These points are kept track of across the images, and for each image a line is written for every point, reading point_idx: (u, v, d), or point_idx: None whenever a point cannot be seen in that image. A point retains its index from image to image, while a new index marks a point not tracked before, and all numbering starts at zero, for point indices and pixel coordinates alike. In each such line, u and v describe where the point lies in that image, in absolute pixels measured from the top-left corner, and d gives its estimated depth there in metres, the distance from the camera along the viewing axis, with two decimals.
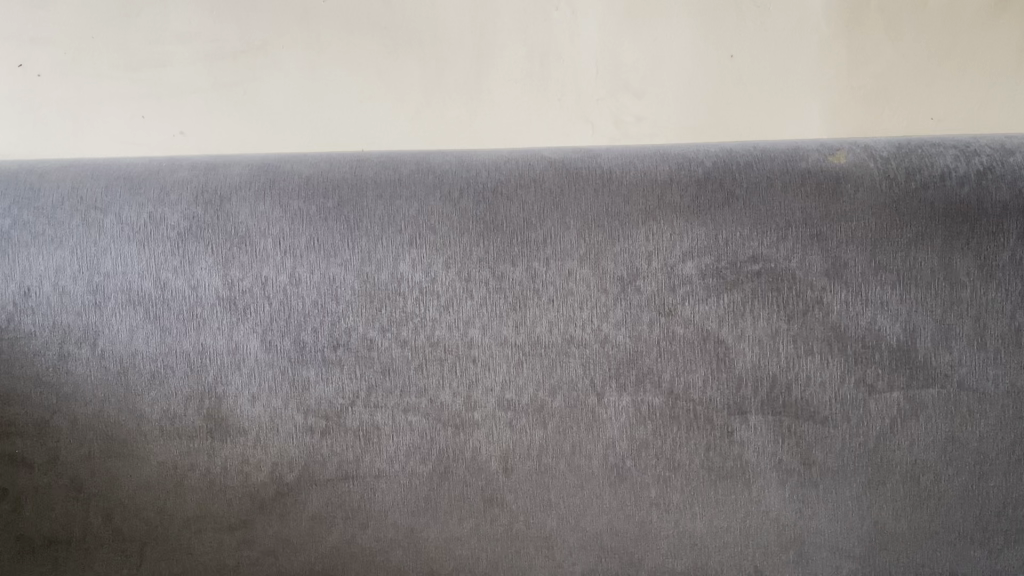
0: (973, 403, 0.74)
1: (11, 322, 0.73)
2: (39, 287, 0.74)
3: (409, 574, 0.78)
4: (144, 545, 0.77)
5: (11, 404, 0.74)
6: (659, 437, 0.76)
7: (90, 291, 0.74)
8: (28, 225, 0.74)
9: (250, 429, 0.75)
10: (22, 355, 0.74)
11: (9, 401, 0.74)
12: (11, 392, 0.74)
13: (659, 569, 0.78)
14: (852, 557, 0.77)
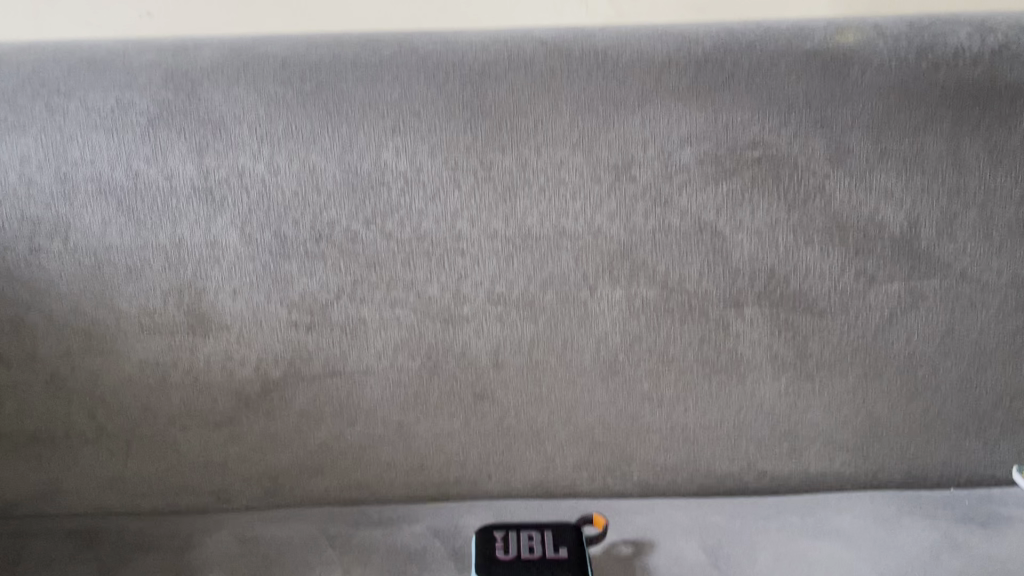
0: (975, 294, 0.73)
1: None
2: (3, 177, 0.69)
3: (399, 468, 0.78)
4: (128, 443, 0.76)
5: None
6: (652, 331, 0.74)
7: (58, 181, 0.69)
8: None
9: (232, 325, 0.73)
10: None
11: None
12: None
13: (650, 462, 0.78)
14: (844, 449, 0.77)
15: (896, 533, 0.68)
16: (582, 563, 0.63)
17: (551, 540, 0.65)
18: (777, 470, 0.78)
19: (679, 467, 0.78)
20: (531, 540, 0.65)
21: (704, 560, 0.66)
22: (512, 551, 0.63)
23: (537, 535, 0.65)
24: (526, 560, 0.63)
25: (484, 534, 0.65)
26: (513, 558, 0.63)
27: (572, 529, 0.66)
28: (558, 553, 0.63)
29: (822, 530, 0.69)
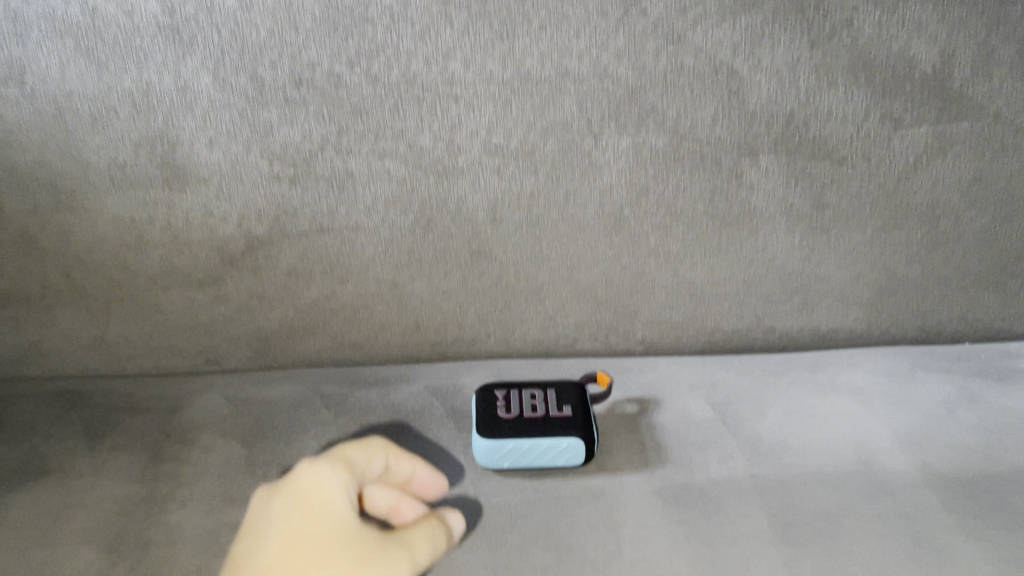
0: (1009, 138, 0.67)
1: None
2: None
3: (393, 327, 0.74)
4: (110, 304, 0.72)
5: None
6: (661, 182, 0.68)
7: (7, 18, 0.60)
8: None
9: (211, 178, 0.66)
10: None
11: None
12: None
13: (655, 319, 0.75)
14: (856, 304, 0.74)
15: (910, 388, 0.66)
16: (587, 423, 0.60)
17: (554, 398, 0.62)
18: (786, 325, 0.75)
19: (685, 324, 0.75)
20: (533, 399, 0.62)
21: (712, 417, 0.64)
22: (513, 410, 0.60)
23: (540, 393, 0.62)
24: (528, 420, 0.60)
25: (484, 392, 0.62)
26: (514, 418, 0.60)
27: (576, 386, 0.63)
28: (562, 412, 0.61)
29: (833, 386, 0.67)
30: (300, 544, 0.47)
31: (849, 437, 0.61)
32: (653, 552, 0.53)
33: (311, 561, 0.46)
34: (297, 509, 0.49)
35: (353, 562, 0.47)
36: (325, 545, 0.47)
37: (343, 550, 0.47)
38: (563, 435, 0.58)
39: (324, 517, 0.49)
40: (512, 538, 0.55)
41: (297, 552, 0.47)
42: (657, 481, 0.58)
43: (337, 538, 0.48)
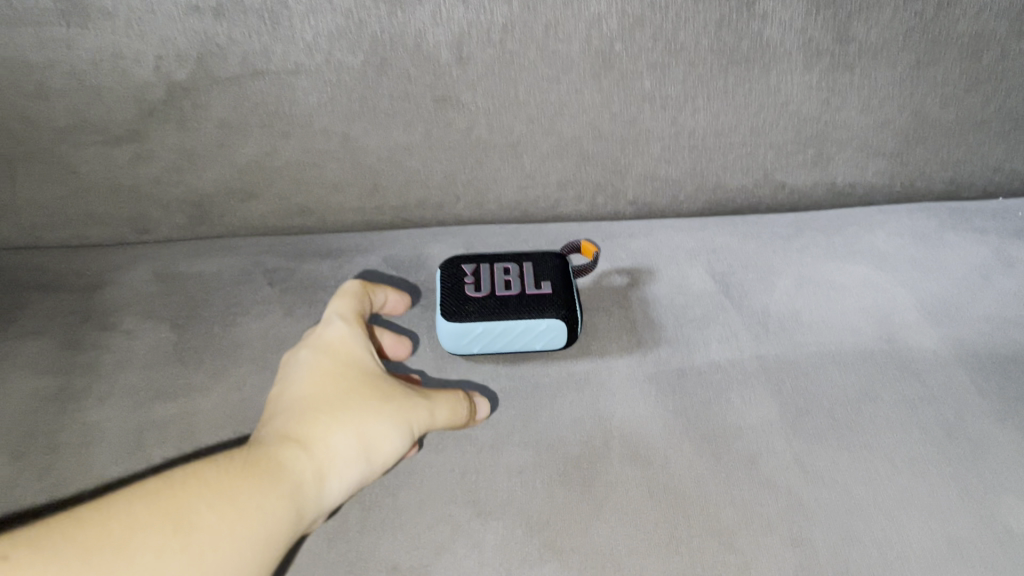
0: None
1: None
2: None
3: (347, 190, 0.64)
4: (9, 165, 0.61)
5: None
6: (657, 11, 0.56)
7: None
8: None
9: (117, 11, 0.54)
10: None
11: None
12: None
13: (649, 177, 0.65)
14: (879, 155, 0.64)
15: (938, 251, 0.58)
16: (570, 301, 0.52)
17: (532, 273, 0.54)
18: (798, 181, 0.65)
19: (684, 182, 0.65)
20: (507, 275, 0.53)
21: (713, 288, 0.56)
22: (484, 289, 0.52)
23: (514, 270, 0.54)
24: (503, 301, 0.52)
25: (448, 270, 0.54)
26: (486, 299, 0.52)
27: (555, 260, 0.55)
28: (541, 289, 0.52)
29: (851, 251, 0.58)
30: (331, 375, 0.44)
31: (870, 309, 0.54)
32: (646, 447, 0.46)
33: (343, 388, 0.43)
34: (322, 350, 0.46)
35: (383, 392, 0.44)
36: (356, 374, 0.45)
37: (375, 382, 0.44)
38: (544, 315, 0.50)
39: (347, 354, 0.46)
40: (485, 435, 0.47)
41: (331, 381, 0.44)
42: (650, 365, 0.51)
43: (367, 373, 0.45)
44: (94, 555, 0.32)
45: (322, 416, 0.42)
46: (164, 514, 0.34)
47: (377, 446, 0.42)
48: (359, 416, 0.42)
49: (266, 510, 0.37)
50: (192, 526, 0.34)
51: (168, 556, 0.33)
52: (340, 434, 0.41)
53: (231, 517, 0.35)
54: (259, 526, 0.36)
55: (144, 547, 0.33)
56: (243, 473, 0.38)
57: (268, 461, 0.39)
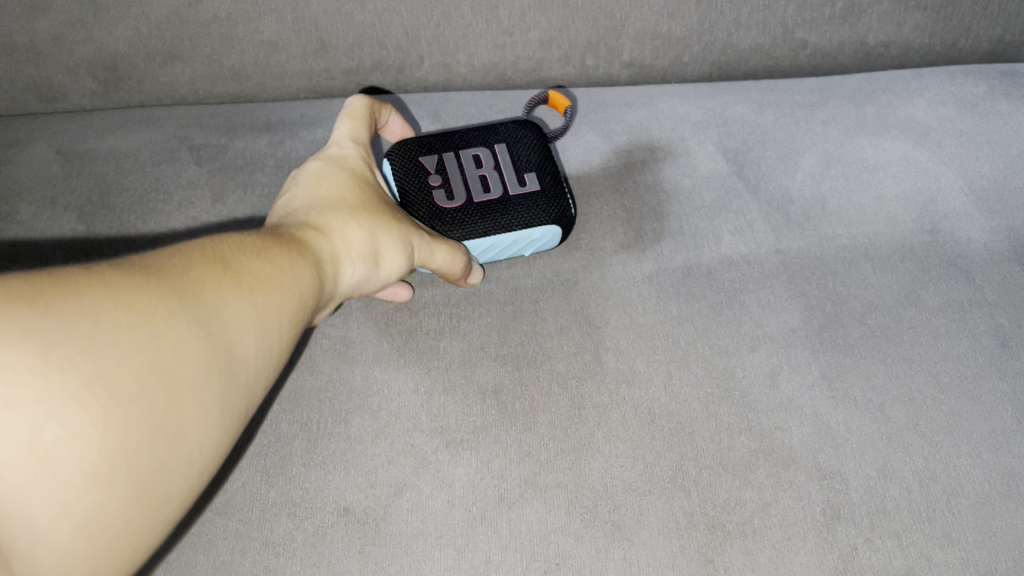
0: None
1: None
2: None
3: (289, 51, 0.54)
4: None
5: None
6: None
7: None
8: None
9: None
10: None
11: None
12: None
13: (648, 35, 0.55)
14: (919, 8, 0.54)
15: (988, 124, 0.49)
16: (560, 195, 0.44)
17: (511, 167, 0.45)
18: (822, 41, 0.55)
19: (689, 42, 0.55)
20: (482, 171, 0.44)
21: (723, 169, 0.47)
22: (459, 197, 0.43)
23: (486, 160, 0.45)
24: (485, 208, 0.43)
25: (408, 164, 0.44)
26: (463, 209, 0.43)
27: (531, 139, 0.46)
28: (526, 186, 0.44)
29: (885, 124, 0.49)
30: (347, 183, 0.38)
31: (908, 194, 0.45)
32: (645, 364, 0.39)
33: (360, 196, 0.37)
34: (330, 159, 0.39)
35: (399, 216, 0.38)
36: (368, 190, 0.38)
37: (387, 203, 0.38)
38: (537, 222, 0.42)
39: (359, 170, 0.39)
40: (454, 349, 0.40)
41: (349, 188, 0.37)
42: (650, 263, 0.43)
43: (380, 193, 0.39)
44: (171, 270, 0.25)
45: (344, 212, 0.35)
46: (211, 251, 0.27)
47: (391, 260, 0.36)
48: (377, 220, 0.36)
49: (307, 274, 0.30)
50: (252, 266, 0.28)
51: (233, 286, 0.26)
52: (360, 228, 0.35)
53: (282, 270, 0.29)
54: (303, 285, 0.29)
55: (211, 272, 0.26)
56: (271, 238, 0.31)
57: (293, 235, 0.32)
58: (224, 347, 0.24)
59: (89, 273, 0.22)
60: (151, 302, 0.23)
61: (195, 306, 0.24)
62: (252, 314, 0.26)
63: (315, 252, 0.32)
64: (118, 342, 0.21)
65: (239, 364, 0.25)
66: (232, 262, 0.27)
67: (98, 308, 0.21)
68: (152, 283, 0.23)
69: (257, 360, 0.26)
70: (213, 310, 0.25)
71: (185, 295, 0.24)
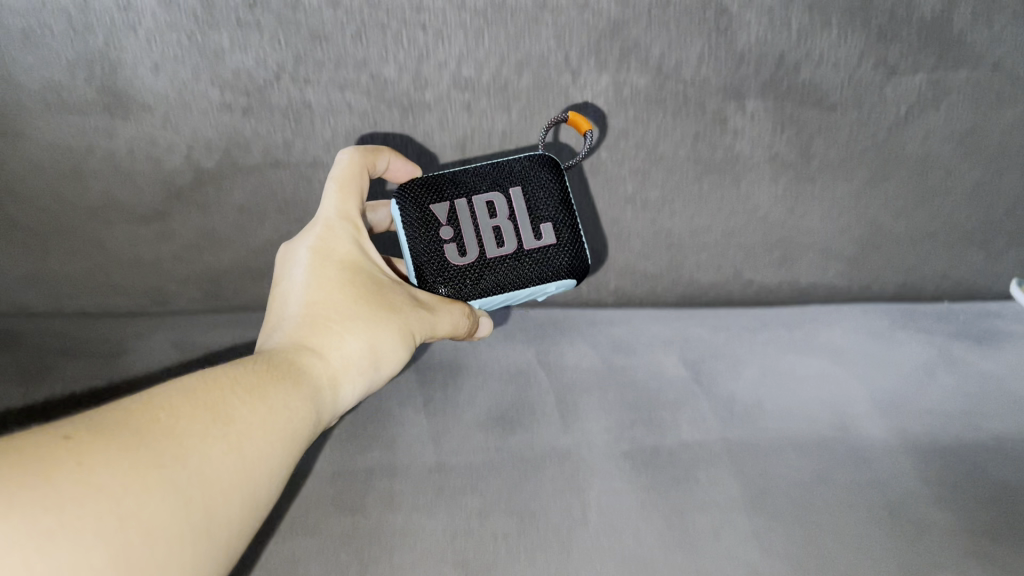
0: (1007, 86, 0.65)
1: None
2: None
3: None
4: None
5: None
6: (641, 125, 0.65)
7: None
8: None
9: (155, 106, 0.62)
10: None
11: None
12: None
13: (629, 270, 0.70)
14: (838, 259, 0.70)
15: (890, 348, 0.64)
16: (571, 245, 0.57)
17: (525, 219, 0.56)
18: (764, 278, 0.71)
19: (661, 276, 0.71)
20: (495, 224, 0.56)
21: (685, 375, 0.61)
22: (472, 254, 0.55)
23: (500, 208, 0.56)
24: (503, 262, 0.56)
25: (424, 222, 0.55)
26: (477, 263, 0.56)
27: (548, 184, 0.57)
28: (545, 238, 0.56)
29: (811, 345, 0.64)
30: (341, 285, 0.52)
31: (828, 401, 0.59)
32: (620, 521, 0.51)
33: (352, 296, 0.52)
34: (321, 252, 0.54)
35: (387, 304, 0.53)
36: (359, 283, 0.53)
37: (375, 290, 0.53)
38: (555, 278, 0.57)
39: (347, 259, 0.54)
40: (474, 503, 0.52)
41: (336, 294, 0.52)
42: (625, 443, 0.56)
43: (369, 280, 0.54)
44: (147, 435, 0.36)
45: (336, 327, 0.50)
46: (200, 401, 0.39)
47: (384, 350, 0.51)
48: (369, 322, 0.51)
49: (296, 403, 0.44)
50: (229, 416, 0.40)
51: (218, 443, 0.38)
52: (354, 337, 0.50)
53: (263, 419, 0.41)
54: (287, 424, 0.43)
55: (200, 430, 0.38)
56: (278, 368, 0.45)
57: (298, 363, 0.47)
58: (191, 492, 0.35)
59: (85, 455, 0.33)
60: (131, 481, 0.33)
61: (174, 474, 0.35)
62: (223, 459, 0.38)
63: (311, 376, 0.47)
64: (90, 509, 0.31)
65: (210, 500, 0.36)
66: (216, 414, 0.39)
67: (76, 479, 0.32)
68: (136, 458, 0.34)
69: (232, 501, 0.38)
70: (183, 463, 0.36)
71: (155, 459, 0.35)
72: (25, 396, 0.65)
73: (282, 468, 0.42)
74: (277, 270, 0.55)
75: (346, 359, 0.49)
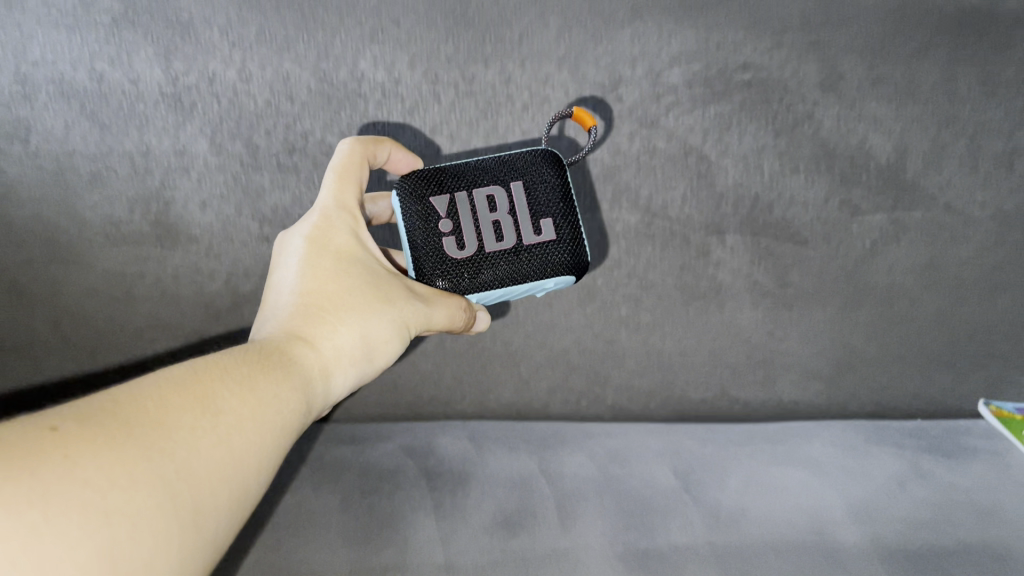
0: (960, 226, 0.73)
1: None
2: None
3: (369, 388, 0.76)
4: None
5: None
6: (632, 256, 0.73)
7: (55, 79, 0.70)
8: None
9: (201, 237, 0.71)
10: None
11: None
12: None
13: (625, 387, 0.76)
14: (817, 378, 0.76)
15: (865, 461, 0.69)
16: (570, 241, 0.58)
17: (525, 215, 0.57)
18: (750, 396, 0.76)
19: (655, 392, 0.76)
20: (495, 219, 0.57)
21: (675, 483, 0.66)
22: (472, 248, 0.56)
23: (500, 203, 0.57)
24: (503, 257, 0.57)
25: (424, 216, 0.56)
26: (476, 257, 0.56)
27: (547, 184, 0.58)
28: (544, 234, 0.57)
29: (791, 457, 0.69)
30: (336, 277, 0.54)
31: (807, 508, 0.64)
32: None
33: (347, 288, 0.53)
34: (317, 242, 0.55)
35: (382, 296, 0.54)
36: (353, 274, 0.54)
37: (371, 283, 0.54)
38: (553, 273, 0.57)
39: (342, 251, 0.55)
40: None
41: (329, 284, 0.53)
42: (619, 544, 0.61)
43: (365, 270, 0.55)
44: (135, 429, 0.35)
45: (329, 321, 0.51)
46: (190, 392, 0.39)
47: (377, 339, 0.53)
48: (362, 314, 0.53)
49: (287, 395, 0.44)
50: (219, 409, 0.40)
51: (206, 433, 0.38)
52: (346, 330, 0.51)
53: (253, 408, 0.42)
54: (277, 413, 0.43)
55: (188, 420, 0.38)
56: (267, 360, 0.46)
57: (289, 354, 0.48)
58: (180, 486, 0.35)
59: (67, 447, 0.32)
60: (119, 476, 0.32)
61: (162, 466, 0.35)
62: (211, 451, 0.37)
63: (301, 365, 0.48)
64: (78, 506, 0.31)
65: (199, 496, 0.36)
66: (206, 406, 0.39)
67: (64, 474, 0.31)
68: (122, 451, 0.33)
69: (220, 492, 0.37)
70: (172, 457, 0.35)
71: (143, 451, 0.34)
72: (32, 408, 0.72)
73: (271, 459, 0.42)
74: (273, 262, 0.57)
75: (338, 348, 0.51)
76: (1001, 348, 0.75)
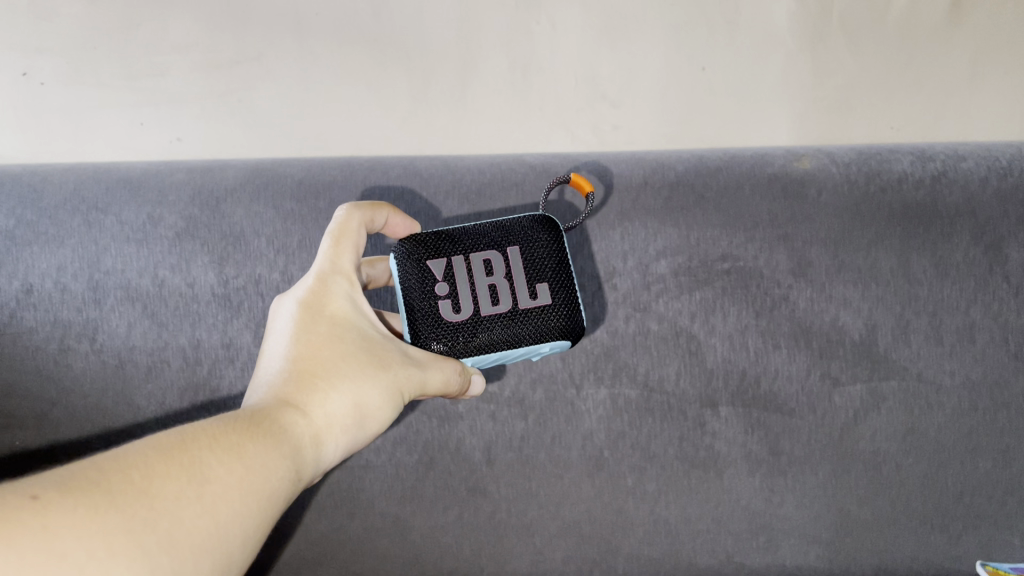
0: (932, 394, 0.79)
1: (36, 321, 0.79)
2: (73, 283, 0.80)
3: (394, 562, 0.81)
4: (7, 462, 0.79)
5: (31, 402, 0.79)
6: (634, 428, 0.79)
7: (123, 285, 0.80)
8: (51, 235, 0.81)
9: None
10: (39, 352, 0.79)
11: (26, 398, 0.79)
12: (27, 389, 0.79)
13: (635, 555, 0.81)
14: (817, 542, 0.81)
15: None
16: (566, 306, 0.67)
17: (522, 283, 0.66)
18: (755, 562, 0.81)
19: (664, 560, 0.81)
20: (494, 286, 0.66)
21: None
22: (468, 312, 0.65)
23: (497, 268, 0.66)
24: (499, 320, 0.65)
25: (425, 279, 0.66)
26: (473, 320, 0.65)
27: (543, 256, 0.68)
28: (539, 298, 0.66)
29: None
30: (330, 344, 0.60)
31: None
32: None
33: (340, 355, 0.60)
34: (312, 307, 0.62)
35: (371, 367, 0.60)
36: (346, 341, 0.61)
37: (361, 353, 0.61)
38: (549, 336, 0.66)
39: (336, 319, 0.62)
40: None
41: (322, 349, 0.60)
42: None
43: (357, 339, 0.62)
44: (118, 499, 0.41)
45: (321, 387, 0.57)
46: (177, 460, 0.45)
47: (368, 404, 0.59)
48: (353, 381, 0.59)
49: (276, 462, 0.50)
50: (206, 478, 0.45)
51: (192, 500, 0.44)
52: (338, 397, 0.58)
53: (242, 475, 0.47)
54: (265, 477, 0.49)
55: (174, 489, 0.43)
56: (258, 425, 0.51)
57: (282, 419, 0.54)
58: (158, 554, 0.40)
59: (52, 520, 0.38)
60: (95, 550, 0.38)
61: (141, 536, 0.40)
62: (194, 521, 0.43)
63: (292, 430, 0.53)
64: None
65: (179, 562, 0.41)
66: (194, 475, 0.45)
67: (43, 546, 0.37)
68: (105, 521, 0.39)
69: (203, 556, 0.43)
70: (153, 528, 0.41)
71: (125, 522, 0.40)
72: None
73: (259, 522, 0.47)
74: (270, 326, 0.64)
75: (331, 412, 0.57)
76: (987, 509, 0.80)
